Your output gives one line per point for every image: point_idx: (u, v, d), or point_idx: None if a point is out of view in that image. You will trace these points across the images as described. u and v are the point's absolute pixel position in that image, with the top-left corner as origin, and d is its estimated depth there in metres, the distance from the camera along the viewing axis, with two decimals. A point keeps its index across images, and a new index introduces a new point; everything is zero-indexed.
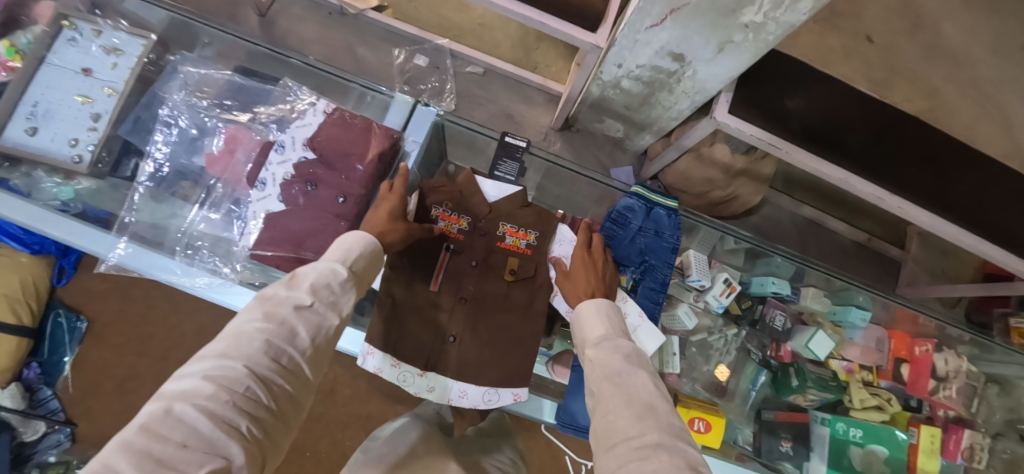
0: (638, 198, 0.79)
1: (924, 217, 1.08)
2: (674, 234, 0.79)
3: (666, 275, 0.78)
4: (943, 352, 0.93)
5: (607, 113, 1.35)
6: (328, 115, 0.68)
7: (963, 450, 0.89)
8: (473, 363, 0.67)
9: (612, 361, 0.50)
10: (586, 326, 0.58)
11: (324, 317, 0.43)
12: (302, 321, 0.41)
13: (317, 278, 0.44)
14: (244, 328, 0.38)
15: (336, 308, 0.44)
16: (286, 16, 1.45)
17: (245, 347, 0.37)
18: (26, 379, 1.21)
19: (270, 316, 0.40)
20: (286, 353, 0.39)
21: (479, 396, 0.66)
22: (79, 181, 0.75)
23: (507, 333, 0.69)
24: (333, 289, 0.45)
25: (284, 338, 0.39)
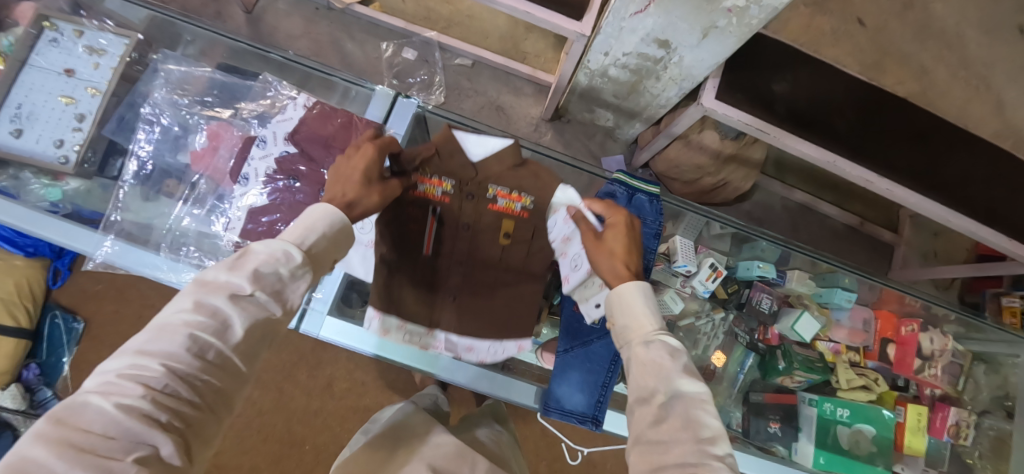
0: (620, 184, 0.76)
1: (912, 199, 1.08)
2: (657, 220, 0.76)
3: (649, 261, 0.76)
4: (928, 331, 0.93)
5: (596, 102, 1.36)
6: (308, 109, 0.69)
7: (950, 428, 0.90)
8: (469, 327, 0.75)
9: (662, 364, 0.49)
10: (629, 314, 0.55)
11: (264, 309, 0.42)
12: (237, 310, 0.40)
13: (263, 263, 0.43)
14: (174, 318, 0.39)
15: (280, 299, 0.44)
16: (272, 12, 1.44)
17: (169, 342, 0.37)
18: (26, 380, 1.22)
19: (202, 307, 0.39)
20: (215, 347, 0.39)
21: (486, 349, 0.76)
22: (68, 181, 0.75)
23: (502, 295, 0.76)
24: (280, 276, 0.44)
25: (214, 331, 0.39)
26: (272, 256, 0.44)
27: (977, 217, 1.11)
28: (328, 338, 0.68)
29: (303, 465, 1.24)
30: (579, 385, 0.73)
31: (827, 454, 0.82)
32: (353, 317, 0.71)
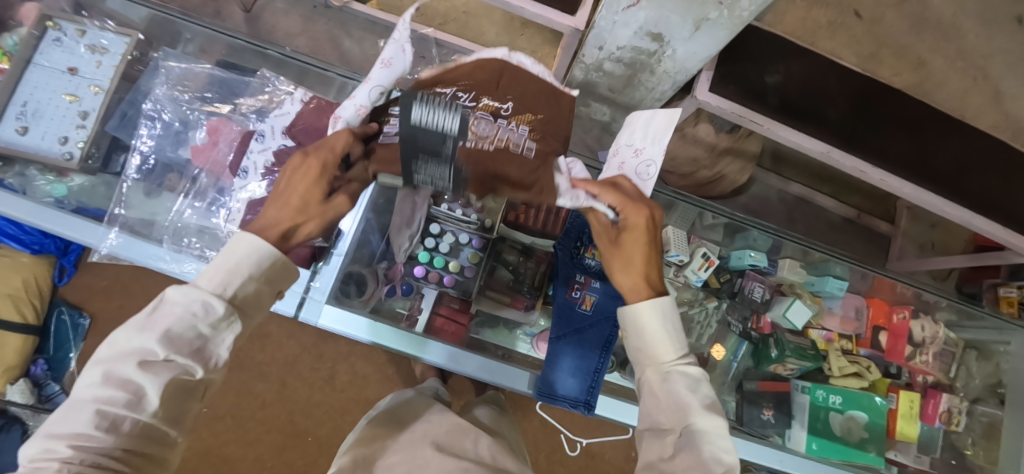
0: None
1: (905, 188, 1.09)
2: None
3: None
4: (920, 319, 0.95)
5: (592, 96, 1.37)
6: (305, 103, 0.71)
7: (942, 414, 0.91)
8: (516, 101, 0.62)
9: (680, 401, 0.50)
10: (648, 337, 0.53)
11: (183, 371, 0.43)
12: (147, 381, 0.41)
13: (176, 322, 0.43)
14: (88, 392, 0.40)
15: (203, 358, 0.44)
16: (270, 11, 1.46)
17: (76, 420, 0.39)
18: (33, 375, 1.25)
19: (111, 380, 0.40)
20: (130, 417, 0.40)
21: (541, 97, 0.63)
22: (72, 178, 0.77)
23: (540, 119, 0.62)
24: (199, 334, 0.44)
25: (127, 404, 0.40)
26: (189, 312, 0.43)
27: (972, 206, 1.14)
28: (328, 326, 0.71)
29: (306, 456, 1.26)
30: (572, 371, 0.74)
31: (819, 440, 0.84)
32: (354, 307, 0.74)
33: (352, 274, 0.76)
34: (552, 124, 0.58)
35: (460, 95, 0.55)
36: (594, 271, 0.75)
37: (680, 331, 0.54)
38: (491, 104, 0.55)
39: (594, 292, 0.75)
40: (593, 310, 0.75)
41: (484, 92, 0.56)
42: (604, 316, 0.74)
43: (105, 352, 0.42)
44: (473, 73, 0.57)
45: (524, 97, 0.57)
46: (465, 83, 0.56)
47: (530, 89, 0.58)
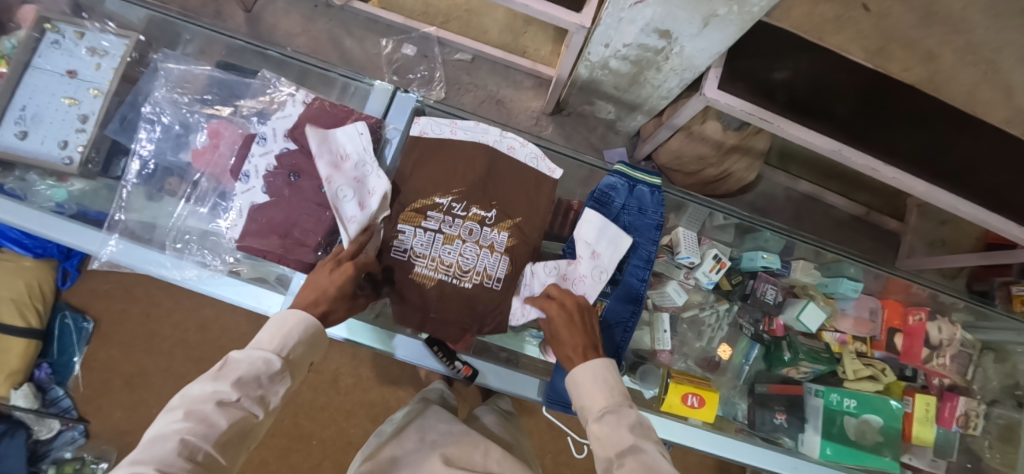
0: (621, 177, 0.78)
1: (918, 187, 1.06)
2: (658, 211, 0.79)
3: (651, 252, 0.78)
4: (936, 320, 0.93)
5: (597, 94, 1.35)
6: (307, 105, 0.69)
7: (959, 418, 0.89)
8: (505, 167, 0.71)
9: (620, 438, 0.53)
10: (583, 395, 0.58)
11: (247, 411, 0.48)
12: (223, 414, 0.46)
13: (245, 372, 0.49)
14: (165, 429, 0.43)
15: (263, 401, 0.49)
16: (271, 11, 1.44)
17: (157, 450, 0.41)
18: (37, 379, 1.24)
19: (191, 415, 0.44)
20: (204, 448, 0.43)
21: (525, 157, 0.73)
22: (73, 182, 0.76)
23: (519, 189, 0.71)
24: (262, 382, 0.50)
25: (203, 436, 0.44)
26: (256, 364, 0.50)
27: (986, 204, 1.09)
28: (336, 335, 0.69)
29: (310, 459, 1.26)
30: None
31: (834, 444, 0.81)
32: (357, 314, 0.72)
33: None
34: (529, 225, 0.70)
35: (454, 204, 0.67)
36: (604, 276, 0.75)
37: (618, 383, 0.59)
38: (479, 213, 0.68)
39: (607, 298, 0.75)
40: (604, 315, 0.75)
41: (474, 201, 0.68)
42: (615, 323, 0.75)
43: (179, 401, 0.46)
44: (465, 178, 0.68)
45: (506, 200, 0.69)
46: (459, 189, 0.68)
47: (512, 191, 0.70)
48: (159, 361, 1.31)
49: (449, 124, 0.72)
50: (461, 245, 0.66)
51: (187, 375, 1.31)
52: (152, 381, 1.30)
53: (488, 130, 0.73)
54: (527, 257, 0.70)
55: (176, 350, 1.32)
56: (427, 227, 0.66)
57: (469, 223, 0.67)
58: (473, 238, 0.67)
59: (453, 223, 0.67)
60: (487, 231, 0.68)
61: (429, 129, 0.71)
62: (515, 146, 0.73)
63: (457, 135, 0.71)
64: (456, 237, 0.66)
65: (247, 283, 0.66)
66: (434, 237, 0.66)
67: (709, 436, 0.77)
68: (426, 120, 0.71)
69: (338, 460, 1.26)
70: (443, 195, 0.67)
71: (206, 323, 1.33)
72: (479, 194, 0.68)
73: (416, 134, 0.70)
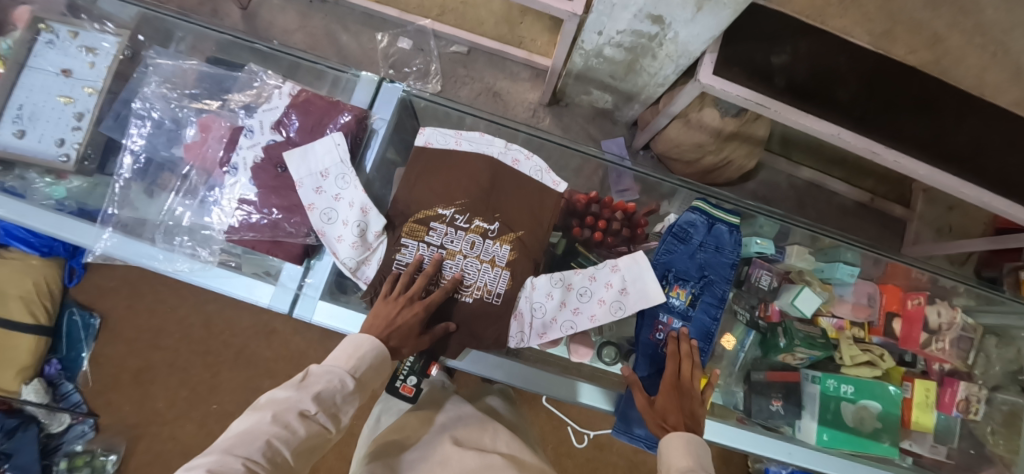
0: (701, 213, 0.77)
1: (921, 170, 1.04)
2: (735, 251, 0.77)
3: (725, 290, 0.76)
4: (936, 304, 0.92)
5: (593, 84, 1.35)
6: (293, 97, 0.70)
7: (959, 403, 0.88)
8: (507, 180, 0.71)
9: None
10: (670, 456, 0.59)
11: (322, 426, 0.48)
12: (303, 425, 0.46)
13: (325, 387, 0.50)
14: (254, 425, 0.43)
15: (335, 417, 0.50)
16: (267, 7, 1.45)
17: (248, 446, 0.41)
18: (48, 375, 1.26)
19: (278, 419, 0.45)
20: (283, 453, 0.43)
21: (529, 170, 0.74)
22: (71, 180, 0.77)
23: (521, 204, 0.71)
24: (336, 399, 0.50)
25: (284, 442, 0.44)
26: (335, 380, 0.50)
27: (992, 187, 1.07)
28: (322, 323, 0.65)
29: None
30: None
31: (830, 431, 0.81)
32: (351, 301, 0.67)
33: None
34: (532, 239, 0.70)
35: (457, 216, 0.68)
36: (678, 311, 0.74)
37: (704, 457, 0.59)
38: (481, 225, 0.68)
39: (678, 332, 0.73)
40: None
41: (476, 213, 0.68)
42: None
43: (266, 402, 0.46)
44: (469, 190, 0.69)
45: (509, 213, 0.70)
46: (462, 201, 0.68)
47: (515, 203, 0.71)
48: (166, 356, 1.33)
49: (454, 135, 0.73)
50: (462, 261, 0.67)
51: (192, 369, 1.33)
52: (158, 376, 1.32)
53: (492, 141, 0.74)
54: (529, 268, 0.69)
55: (181, 345, 1.34)
56: (430, 242, 0.67)
57: (471, 236, 0.68)
58: (474, 252, 0.67)
59: (454, 235, 0.67)
60: (489, 245, 0.68)
61: (433, 139, 0.72)
62: (520, 159, 0.75)
63: (462, 146, 0.72)
64: (458, 252, 0.67)
65: (236, 273, 0.66)
66: (437, 251, 0.67)
67: (708, 423, 0.77)
68: (430, 130, 0.72)
69: (341, 451, 1.28)
70: (446, 206, 0.68)
71: (210, 318, 1.36)
72: (482, 205, 0.69)
73: (421, 145, 0.71)
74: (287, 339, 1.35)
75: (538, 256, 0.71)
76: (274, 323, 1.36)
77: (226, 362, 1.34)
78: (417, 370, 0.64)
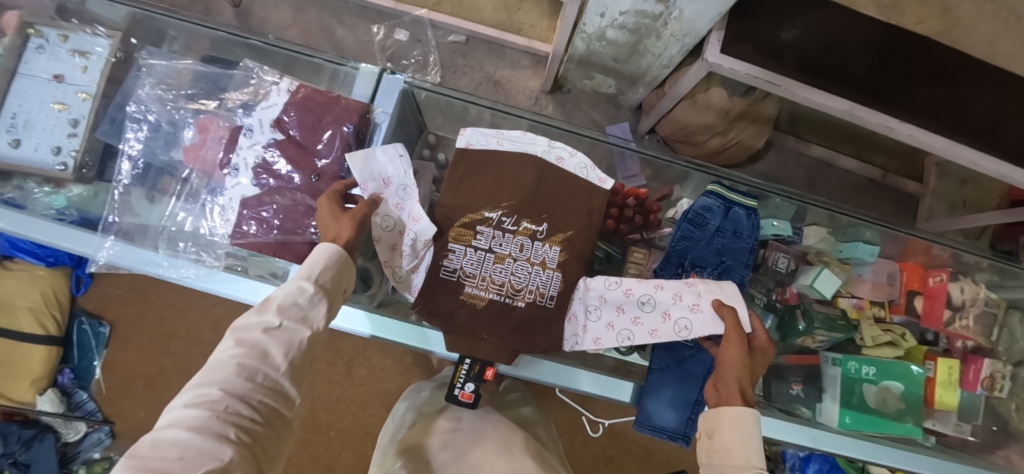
0: (716, 197, 0.74)
1: (938, 144, 1.01)
2: (754, 234, 0.74)
3: (744, 276, 0.73)
4: (959, 280, 0.89)
5: (595, 68, 1.32)
6: (292, 93, 0.64)
7: (984, 380, 0.87)
8: (553, 178, 0.67)
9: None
10: (735, 437, 0.54)
11: (292, 333, 0.48)
12: (273, 340, 0.46)
13: (283, 299, 0.49)
14: (221, 356, 0.44)
15: (305, 322, 0.49)
16: (260, 3, 1.42)
17: (221, 373, 0.43)
18: (61, 384, 1.27)
19: (243, 342, 0.45)
20: (260, 370, 0.44)
21: (574, 167, 0.69)
22: (70, 188, 0.76)
23: (569, 203, 0.67)
24: (300, 305, 0.49)
25: (256, 359, 0.45)
26: (291, 291, 0.49)
27: (1011, 159, 1.03)
28: (337, 327, 0.65)
29: (329, 449, 1.27)
30: (671, 402, 0.68)
31: (852, 413, 0.79)
32: (358, 303, 0.67)
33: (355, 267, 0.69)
34: (580, 238, 0.67)
35: (504, 219, 0.64)
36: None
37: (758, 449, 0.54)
38: (530, 227, 0.64)
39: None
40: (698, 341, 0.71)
41: (524, 214, 0.64)
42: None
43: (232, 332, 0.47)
44: (515, 192, 0.65)
45: (558, 214, 0.66)
46: (508, 203, 0.65)
47: (564, 202, 0.67)
48: (176, 361, 1.33)
49: (495, 135, 0.69)
50: (512, 265, 0.64)
51: None
52: (170, 381, 1.32)
53: (535, 139, 0.69)
54: (580, 269, 0.67)
55: (192, 349, 1.34)
56: (477, 246, 0.63)
57: (519, 238, 0.64)
58: (525, 255, 0.64)
59: (503, 238, 0.64)
60: (538, 246, 0.65)
61: (475, 140, 0.68)
62: (564, 156, 0.69)
63: (503, 146, 0.68)
64: (507, 256, 0.64)
65: (240, 278, 0.64)
66: (485, 255, 0.63)
67: None
68: (472, 131, 0.68)
69: (357, 450, 1.28)
70: (492, 209, 0.64)
71: (219, 321, 1.35)
72: (531, 206, 0.65)
73: (462, 147, 0.67)
74: None
75: (587, 255, 0.68)
76: None
77: None
78: (473, 376, 0.64)
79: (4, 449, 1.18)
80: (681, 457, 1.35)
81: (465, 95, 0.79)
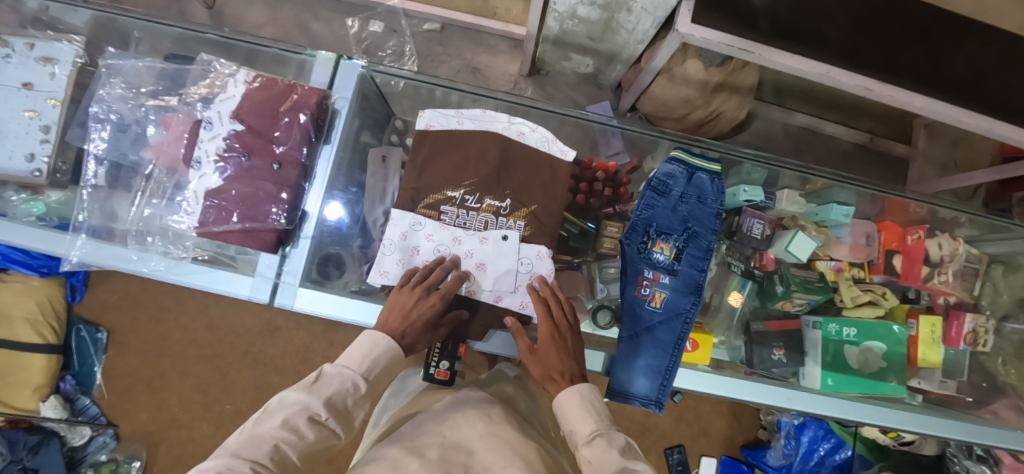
0: (679, 163, 0.74)
1: (917, 102, 1.00)
2: (719, 199, 0.74)
3: (711, 242, 0.73)
4: (937, 237, 0.88)
5: (571, 48, 1.31)
6: (250, 83, 0.65)
7: (967, 335, 0.86)
8: (516, 154, 0.67)
9: (607, 460, 0.52)
10: (572, 419, 0.58)
11: (329, 428, 0.50)
12: (311, 431, 0.48)
13: (336, 391, 0.52)
14: (263, 432, 0.46)
15: (346, 419, 0.52)
16: (234, 3, 1.42)
17: (255, 451, 0.44)
18: (64, 391, 1.30)
19: (287, 424, 0.47)
20: (291, 457, 0.46)
21: (536, 142, 0.69)
22: (48, 194, 0.77)
23: (533, 177, 0.67)
24: (347, 400, 0.52)
25: (293, 445, 0.46)
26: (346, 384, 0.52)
27: (993, 113, 1.03)
28: (305, 309, 0.64)
29: None
30: (643, 370, 0.69)
31: (835, 375, 0.79)
32: (332, 289, 0.66)
33: (328, 254, 0.69)
34: (546, 213, 0.66)
35: (467, 197, 0.65)
36: (663, 267, 0.72)
37: (602, 407, 0.59)
38: (493, 204, 0.65)
39: (664, 288, 0.71)
40: (664, 306, 0.71)
41: (487, 191, 0.65)
42: (676, 306, 0.72)
43: (277, 405, 0.49)
44: (478, 169, 0.65)
45: (522, 189, 0.66)
46: (471, 181, 0.65)
47: (527, 178, 0.67)
48: (174, 362, 1.35)
49: (455, 114, 0.69)
50: (476, 241, 0.64)
51: (201, 372, 1.35)
52: (170, 382, 1.34)
53: (495, 117, 0.70)
54: (549, 243, 0.66)
55: (188, 350, 1.35)
56: (444, 224, 0.64)
57: (483, 216, 0.64)
58: (489, 231, 0.64)
59: (467, 216, 0.64)
60: (502, 222, 0.65)
61: (435, 121, 0.68)
62: (525, 132, 0.70)
63: (464, 125, 0.68)
64: (471, 234, 0.64)
65: (209, 266, 0.65)
66: (454, 234, 0.64)
67: (701, 375, 0.76)
68: (431, 112, 0.68)
69: (355, 439, 1.30)
70: (455, 188, 0.65)
71: (214, 322, 1.36)
72: (494, 183, 0.65)
73: (422, 128, 0.67)
74: (291, 336, 1.36)
75: (555, 230, 0.67)
76: (277, 320, 1.36)
77: (234, 363, 1.35)
78: (448, 353, 0.66)
79: (12, 455, 1.20)
80: (678, 431, 1.36)
81: (433, 79, 0.79)
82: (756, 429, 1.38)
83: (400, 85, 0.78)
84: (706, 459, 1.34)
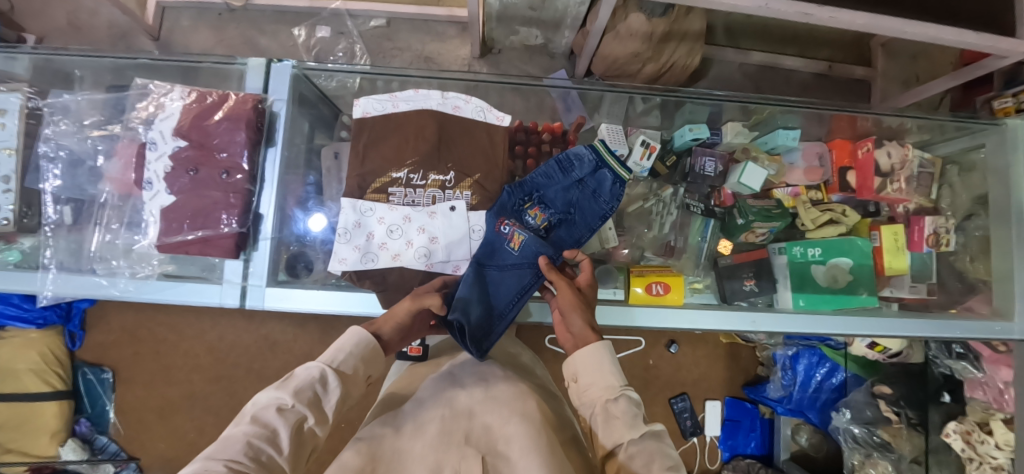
0: (593, 150, 0.71)
1: (859, 20, 0.97)
2: (612, 203, 0.71)
3: (583, 237, 0.70)
4: (885, 147, 0.90)
5: (517, 22, 1.31)
6: (185, 99, 0.67)
7: (929, 238, 0.89)
8: (452, 126, 0.72)
9: (620, 424, 0.50)
10: (588, 377, 0.56)
11: (302, 416, 0.47)
12: (285, 420, 0.46)
13: (303, 380, 0.49)
14: (234, 432, 0.44)
15: (319, 409, 0.49)
16: (179, 31, 1.42)
17: (230, 450, 0.42)
18: (80, 433, 1.33)
19: (258, 419, 0.45)
20: (268, 450, 0.43)
21: (472, 113, 0.73)
22: (21, 241, 0.75)
23: (470, 148, 0.72)
24: (317, 391, 0.50)
25: (267, 437, 0.44)
26: (311, 374, 0.50)
27: (937, 19, 0.99)
28: (274, 307, 0.66)
29: None
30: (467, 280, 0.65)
31: (805, 296, 0.81)
32: (303, 284, 0.69)
33: (295, 254, 0.72)
34: (489, 180, 0.71)
35: (412, 176, 0.69)
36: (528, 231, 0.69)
37: (613, 366, 0.57)
38: (438, 178, 0.69)
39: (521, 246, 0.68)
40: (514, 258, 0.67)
41: (430, 168, 0.69)
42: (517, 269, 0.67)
43: (249, 408, 0.47)
44: (417, 146, 0.69)
45: (462, 161, 0.71)
46: (414, 160, 0.69)
47: (466, 150, 0.71)
48: (182, 389, 1.38)
49: (390, 99, 0.72)
50: (424, 214, 0.69)
51: (209, 395, 1.38)
52: (180, 410, 1.37)
53: (429, 94, 0.73)
54: None
55: (193, 375, 1.39)
56: (394, 204, 0.69)
57: (430, 191, 0.69)
58: (437, 204, 0.69)
59: (415, 194, 0.69)
60: (449, 194, 0.69)
61: (371, 108, 0.71)
62: (461, 105, 0.74)
63: (400, 107, 0.72)
64: (421, 208, 0.69)
65: (174, 280, 0.68)
66: (404, 210, 0.69)
67: (664, 315, 0.75)
68: (365, 100, 0.71)
69: None
70: (399, 169, 0.69)
71: (214, 345, 1.39)
72: (434, 159, 0.70)
73: (359, 116, 0.71)
74: (290, 347, 1.39)
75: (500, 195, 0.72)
76: (274, 334, 1.39)
77: (240, 380, 1.38)
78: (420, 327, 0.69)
79: None
80: (678, 379, 1.39)
81: (388, 70, 0.78)
82: (756, 366, 1.41)
83: (356, 83, 0.78)
84: (710, 403, 1.38)
